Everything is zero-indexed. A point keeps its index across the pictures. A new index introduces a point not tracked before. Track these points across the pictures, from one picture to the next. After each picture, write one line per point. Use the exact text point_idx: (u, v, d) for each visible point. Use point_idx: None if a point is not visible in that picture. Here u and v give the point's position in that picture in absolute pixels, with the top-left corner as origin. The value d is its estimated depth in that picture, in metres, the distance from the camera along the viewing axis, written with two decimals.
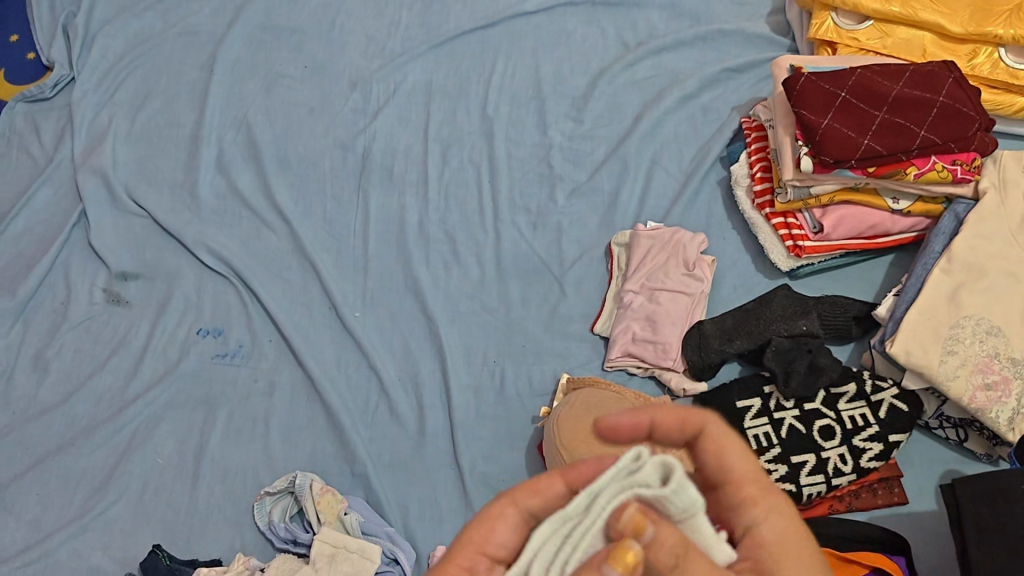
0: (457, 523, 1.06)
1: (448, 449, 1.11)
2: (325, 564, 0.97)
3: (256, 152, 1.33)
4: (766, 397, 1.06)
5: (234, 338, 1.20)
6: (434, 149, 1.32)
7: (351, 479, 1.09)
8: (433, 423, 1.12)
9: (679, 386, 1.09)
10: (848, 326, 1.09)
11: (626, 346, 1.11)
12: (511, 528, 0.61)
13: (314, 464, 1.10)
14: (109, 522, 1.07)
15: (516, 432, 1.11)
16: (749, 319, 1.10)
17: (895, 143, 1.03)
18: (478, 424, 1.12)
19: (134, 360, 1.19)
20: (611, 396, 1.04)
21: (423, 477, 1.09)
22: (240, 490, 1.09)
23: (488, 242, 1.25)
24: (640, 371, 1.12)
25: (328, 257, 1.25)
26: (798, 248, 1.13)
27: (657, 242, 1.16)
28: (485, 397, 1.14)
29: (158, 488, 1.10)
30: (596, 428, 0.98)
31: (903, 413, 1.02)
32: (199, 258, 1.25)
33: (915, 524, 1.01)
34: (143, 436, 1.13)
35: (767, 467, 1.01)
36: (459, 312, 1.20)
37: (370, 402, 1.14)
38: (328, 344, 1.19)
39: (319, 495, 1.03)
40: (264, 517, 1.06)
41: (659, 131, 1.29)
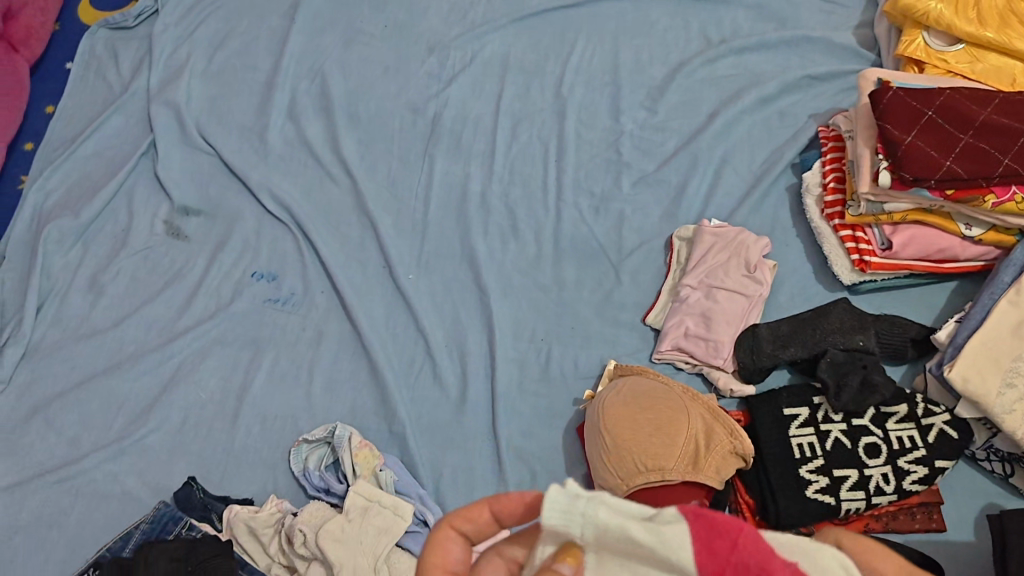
0: (489, 494, 1.06)
1: (487, 419, 1.10)
2: (358, 515, 0.97)
3: (328, 104, 1.33)
4: (814, 407, 1.05)
5: (287, 284, 1.21)
6: (504, 121, 1.32)
7: (388, 437, 1.09)
8: (476, 392, 1.12)
9: (726, 386, 1.08)
10: (904, 347, 1.08)
11: (677, 340, 1.11)
12: (463, 546, 0.58)
13: (354, 417, 1.11)
14: (146, 449, 1.08)
15: (557, 412, 1.10)
16: (806, 327, 1.09)
17: (976, 169, 1.01)
18: (519, 399, 1.12)
19: (187, 295, 1.20)
20: (659, 385, 1.03)
21: (459, 444, 1.09)
22: (277, 434, 1.09)
23: (548, 220, 1.24)
24: (688, 367, 1.12)
25: (387, 215, 1.26)
26: (863, 263, 1.11)
27: (720, 240, 1.15)
28: (530, 373, 1.14)
29: (198, 421, 1.10)
30: (641, 415, 0.98)
31: (952, 441, 1.00)
32: (260, 202, 1.26)
33: (952, 553, 0.99)
34: (188, 369, 1.14)
35: (808, 477, 1.00)
36: (512, 286, 1.20)
37: (415, 364, 1.14)
38: (379, 301, 1.19)
39: (358, 448, 1.03)
40: (299, 464, 1.06)
41: (733, 130, 1.28)
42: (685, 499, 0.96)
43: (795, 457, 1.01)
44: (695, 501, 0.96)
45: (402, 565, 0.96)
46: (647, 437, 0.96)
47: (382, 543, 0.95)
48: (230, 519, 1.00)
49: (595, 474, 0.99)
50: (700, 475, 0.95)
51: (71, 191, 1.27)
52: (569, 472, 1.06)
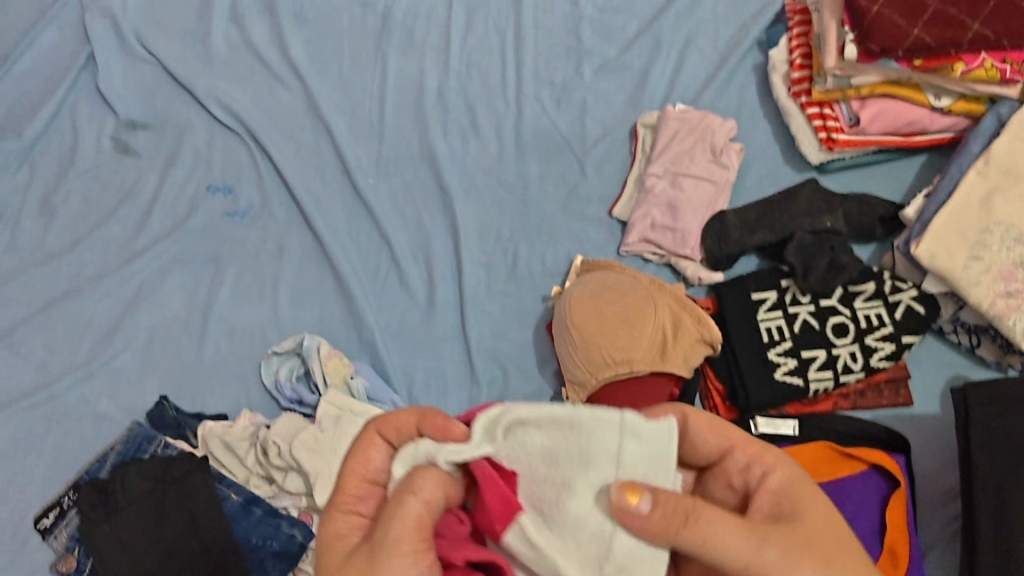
0: (462, 395, 1.06)
1: (457, 321, 1.10)
2: (331, 424, 0.97)
3: (272, 3, 1.27)
4: (782, 290, 1.04)
5: (245, 197, 1.18)
6: (458, 13, 1.26)
7: (358, 345, 1.09)
8: (444, 295, 1.11)
9: (695, 275, 1.07)
10: (873, 225, 1.07)
11: (644, 232, 1.09)
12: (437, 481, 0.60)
13: (322, 327, 1.10)
14: (116, 371, 1.08)
15: (527, 310, 1.10)
16: (773, 211, 1.07)
17: (945, 36, 0.97)
18: (488, 299, 1.11)
19: (143, 214, 1.17)
20: (626, 278, 1.01)
21: (429, 348, 1.08)
22: (247, 348, 1.09)
23: (509, 114, 1.20)
24: (655, 258, 1.10)
25: (343, 119, 1.21)
26: (831, 141, 1.09)
27: (684, 125, 1.12)
28: (497, 273, 1.12)
29: (165, 340, 1.09)
30: (609, 308, 0.97)
31: (919, 316, 1.00)
32: (210, 112, 1.21)
33: (918, 426, 1.00)
34: (151, 288, 1.12)
35: (776, 360, 1.00)
36: (475, 185, 1.17)
37: (381, 270, 1.13)
38: (339, 209, 1.17)
39: (327, 358, 1.03)
40: (270, 377, 1.06)
41: (697, 9, 1.23)
42: (655, 390, 0.96)
43: (764, 341, 1.01)
44: (666, 390, 0.97)
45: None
46: (614, 331, 0.96)
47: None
48: (204, 434, 1.00)
49: (564, 370, 0.99)
50: (669, 366, 0.96)
51: (10, 110, 1.22)
52: (541, 370, 1.07)
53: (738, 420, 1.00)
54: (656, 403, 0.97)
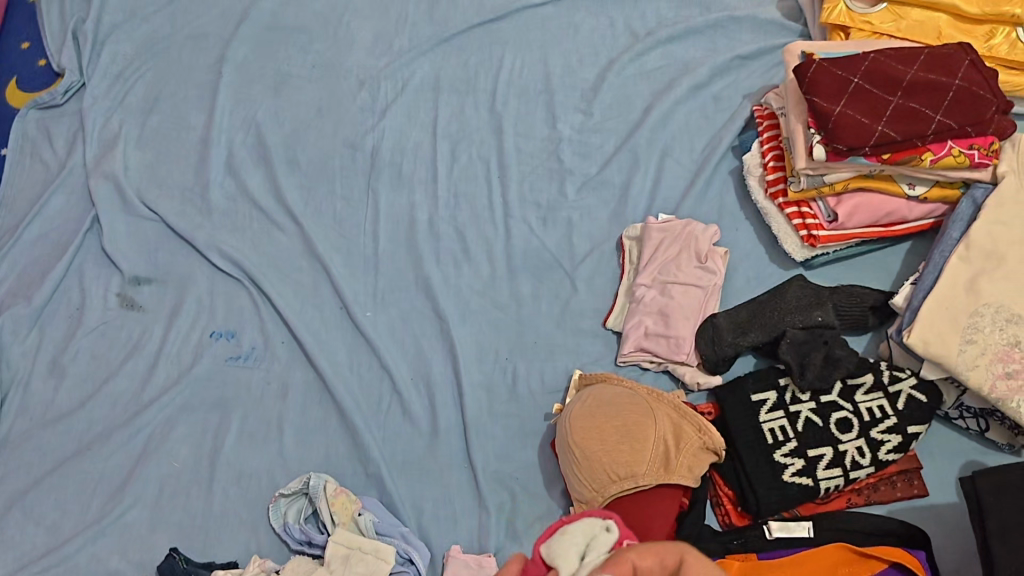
0: (472, 523, 1.05)
1: (461, 447, 1.10)
2: (339, 566, 0.97)
3: (266, 152, 1.33)
4: (782, 389, 1.04)
5: (247, 340, 1.20)
6: (443, 145, 1.32)
7: (365, 480, 1.09)
8: (447, 422, 1.11)
9: (693, 380, 1.07)
10: (864, 316, 1.08)
11: (638, 341, 1.10)
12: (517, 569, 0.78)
13: (328, 465, 1.10)
14: (126, 526, 1.08)
15: (530, 430, 1.10)
16: (764, 311, 1.08)
17: (911, 129, 1.01)
18: (490, 422, 1.11)
19: (150, 366, 1.19)
20: (623, 391, 1.02)
21: (436, 476, 1.08)
22: (255, 493, 1.09)
23: (498, 238, 1.24)
24: (653, 366, 1.11)
25: (339, 256, 1.25)
26: (813, 237, 1.11)
27: (668, 234, 1.15)
28: (497, 394, 1.13)
29: (174, 491, 1.10)
30: (609, 423, 0.97)
31: (922, 404, 1.00)
32: (210, 261, 1.26)
33: (937, 516, 0.98)
34: (159, 439, 1.13)
35: (783, 462, 0.99)
36: (470, 310, 1.19)
37: (383, 402, 1.14)
38: (340, 345, 1.19)
39: (334, 496, 1.03)
40: (279, 519, 1.05)
41: (669, 123, 1.28)
42: (663, 501, 0.95)
43: (769, 443, 1.01)
44: (673, 502, 0.95)
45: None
46: (616, 446, 0.96)
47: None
48: None
49: (571, 490, 0.99)
50: (674, 477, 0.94)
51: (21, 277, 1.26)
52: (549, 490, 1.06)
53: (751, 527, 0.98)
54: (668, 515, 0.95)
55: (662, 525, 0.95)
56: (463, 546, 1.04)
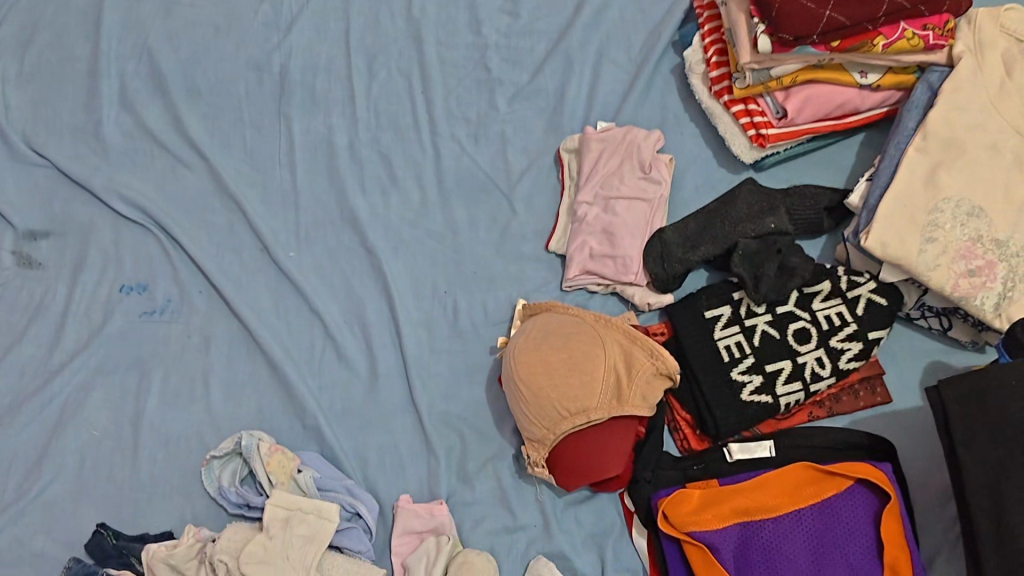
0: (421, 469, 1.00)
1: (403, 389, 1.03)
2: (280, 530, 0.89)
3: (161, 80, 1.20)
4: (736, 303, 0.98)
5: (161, 292, 1.10)
6: (358, 60, 1.20)
7: (303, 433, 1.02)
8: (386, 364, 1.04)
9: (643, 300, 1.01)
10: (820, 219, 1.01)
11: (584, 263, 1.03)
12: None
13: (262, 420, 1.03)
14: (49, 504, 1.00)
15: (475, 365, 1.04)
16: (714, 221, 1.01)
17: (861, 13, 0.92)
18: (432, 360, 1.04)
19: (56, 330, 1.09)
20: (570, 320, 0.95)
21: (378, 423, 1.02)
22: (185, 456, 1.01)
23: (427, 160, 1.14)
24: (601, 288, 1.04)
25: (254, 192, 1.15)
26: (761, 138, 1.04)
27: (608, 145, 1.06)
28: (438, 330, 1.06)
29: (97, 462, 1.02)
30: (556, 357, 0.90)
31: (882, 308, 0.95)
32: (112, 207, 1.14)
33: (901, 421, 0.95)
34: (74, 407, 1.04)
35: (741, 380, 0.94)
36: (402, 241, 1.10)
37: (315, 348, 1.06)
38: (264, 289, 1.09)
39: (269, 455, 0.96)
40: (213, 484, 0.98)
41: (603, 20, 1.18)
42: (618, 434, 0.90)
43: (725, 361, 0.95)
44: (628, 435, 0.91)
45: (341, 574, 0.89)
46: (564, 380, 0.89)
47: (313, 556, 0.88)
48: (148, 559, 0.92)
49: (520, 428, 0.93)
50: (628, 409, 0.89)
51: None
52: (500, 428, 1.00)
53: (711, 451, 0.93)
54: (622, 448, 0.91)
55: (619, 459, 0.91)
56: (413, 495, 0.98)
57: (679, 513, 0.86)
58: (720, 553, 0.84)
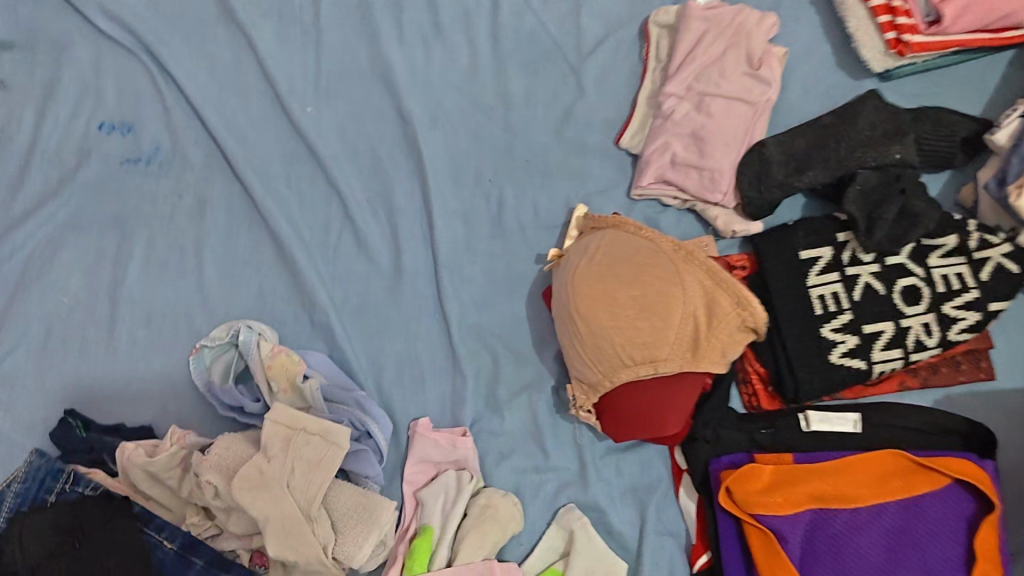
0: (443, 388, 0.87)
1: (429, 294, 0.89)
2: (279, 452, 0.76)
3: None
4: (839, 246, 0.82)
5: (149, 137, 0.92)
6: None
7: (310, 329, 0.88)
8: (413, 261, 0.89)
9: (727, 227, 0.85)
10: (953, 153, 0.84)
11: (662, 171, 0.85)
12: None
13: (262, 308, 0.88)
14: (7, 378, 0.86)
15: (517, 275, 0.89)
16: (827, 140, 0.83)
17: None
18: (467, 262, 0.89)
19: (21, 169, 0.90)
20: (643, 244, 0.78)
21: (397, 330, 0.88)
22: (171, 341, 0.87)
23: (482, 9, 0.91)
24: (676, 202, 0.87)
25: (264, 21, 0.91)
26: (902, 44, 0.84)
27: (713, 25, 0.85)
28: (477, 227, 0.90)
29: (66, 334, 0.87)
30: (623, 291, 0.75)
31: (1012, 277, 0.80)
32: (90, 21, 0.92)
33: (1001, 405, 0.83)
34: (42, 265, 0.88)
35: (833, 338, 0.80)
36: (444, 111, 0.91)
37: (331, 231, 0.90)
38: (272, 149, 0.91)
39: (271, 358, 0.82)
40: (203, 378, 0.84)
41: None
42: (684, 389, 0.77)
43: (817, 314, 0.81)
44: (694, 390, 0.77)
45: (346, 509, 0.77)
46: (631, 322, 0.74)
47: (316, 487, 0.75)
48: (123, 461, 0.79)
49: (570, 365, 0.79)
50: (702, 364, 0.75)
51: None
52: (539, 352, 0.87)
53: (784, 416, 0.81)
54: (683, 406, 0.78)
55: (679, 418, 0.78)
56: (432, 418, 0.86)
57: (745, 491, 0.74)
58: (787, 543, 0.73)
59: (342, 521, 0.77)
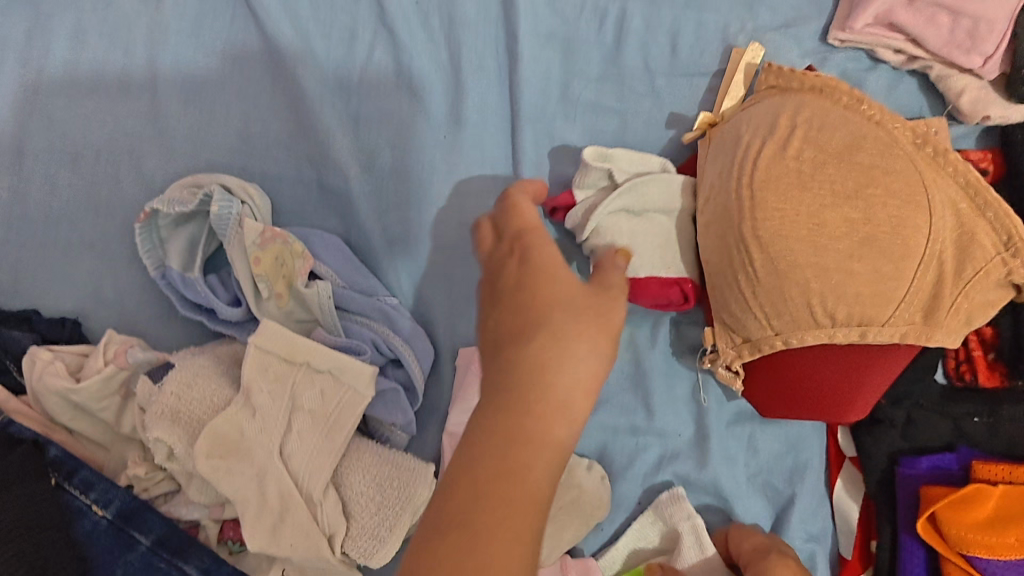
0: None
1: (500, 160, 0.59)
2: (269, 401, 0.51)
3: None
4: None
5: None
6: None
7: (320, 197, 0.58)
8: (480, 105, 0.58)
9: (976, 111, 0.56)
10: None
11: (890, 10, 0.55)
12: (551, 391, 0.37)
13: (247, 155, 0.58)
14: None
15: (637, 146, 0.59)
16: None
17: None
18: (563, 117, 0.59)
19: None
20: (867, 130, 0.50)
21: (449, 208, 0.58)
22: (110, 193, 0.58)
23: None
24: (895, 59, 0.58)
25: None
26: None
27: None
28: (582, 62, 0.58)
29: None
30: (834, 213, 0.48)
31: None
32: None
33: None
34: None
35: None
36: None
37: (356, 44, 0.58)
38: None
39: (261, 246, 0.53)
40: (156, 258, 0.56)
41: None
42: (885, 365, 0.51)
43: None
44: (902, 362, 0.51)
45: (364, 485, 0.52)
46: (842, 261, 0.47)
47: (324, 457, 0.52)
48: (32, 378, 0.53)
49: (718, 303, 0.53)
50: (935, 336, 0.49)
51: None
52: None
53: (1010, 402, 0.55)
54: (876, 388, 0.52)
55: (868, 399, 0.53)
56: None
57: (960, 522, 0.51)
58: None
59: (355, 505, 0.52)
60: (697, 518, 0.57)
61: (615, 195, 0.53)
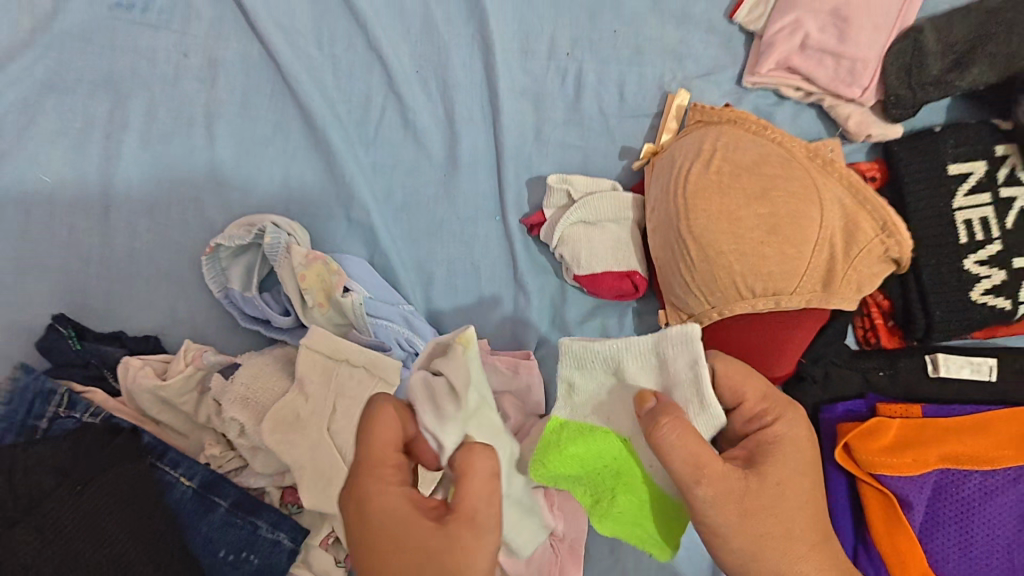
0: (503, 304, 0.73)
1: (490, 191, 0.74)
2: (319, 388, 0.64)
3: None
4: (996, 162, 0.68)
5: None
6: None
7: (347, 228, 0.73)
8: (472, 148, 0.73)
9: (862, 130, 0.71)
10: None
11: (787, 56, 0.71)
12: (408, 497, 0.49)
13: (290, 198, 0.73)
14: None
15: (597, 174, 0.74)
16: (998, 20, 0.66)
17: None
18: (538, 154, 0.74)
19: None
20: (770, 150, 0.65)
21: (451, 230, 0.73)
22: (181, 235, 0.72)
23: None
24: (796, 94, 0.73)
25: None
26: None
27: None
28: (551, 109, 0.74)
29: (50, 221, 0.71)
30: (748, 212, 0.62)
31: None
32: None
33: None
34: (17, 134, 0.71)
35: (976, 273, 0.67)
36: None
37: (372, 106, 0.73)
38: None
39: (304, 266, 0.68)
40: (220, 281, 0.71)
41: None
42: (799, 328, 0.65)
43: (961, 243, 0.67)
44: (814, 325, 0.65)
45: None
46: (757, 248, 0.62)
47: None
48: (127, 382, 0.67)
49: (667, 288, 0.67)
50: (834, 300, 0.63)
51: None
52: None
53: (906, 356, 0.70)
54: (795, 348, 0.66)
55: (790, 357, 0.67)
56: (491, 340, 0.73)
57: (867, 449, 0.65)
58: (910, 508, 0.64)
59: None
60: (700, 360, 0.54)
61: (571, 210, 0.69)
